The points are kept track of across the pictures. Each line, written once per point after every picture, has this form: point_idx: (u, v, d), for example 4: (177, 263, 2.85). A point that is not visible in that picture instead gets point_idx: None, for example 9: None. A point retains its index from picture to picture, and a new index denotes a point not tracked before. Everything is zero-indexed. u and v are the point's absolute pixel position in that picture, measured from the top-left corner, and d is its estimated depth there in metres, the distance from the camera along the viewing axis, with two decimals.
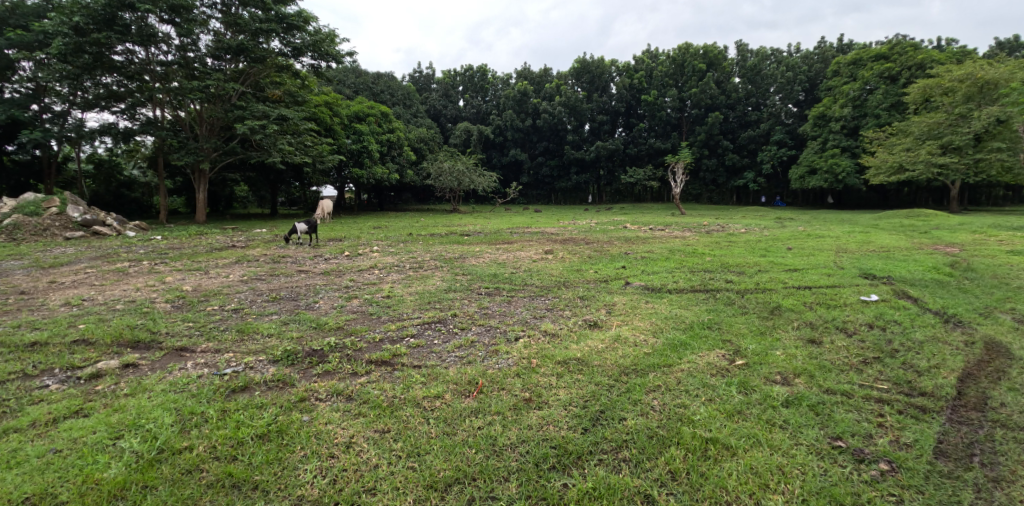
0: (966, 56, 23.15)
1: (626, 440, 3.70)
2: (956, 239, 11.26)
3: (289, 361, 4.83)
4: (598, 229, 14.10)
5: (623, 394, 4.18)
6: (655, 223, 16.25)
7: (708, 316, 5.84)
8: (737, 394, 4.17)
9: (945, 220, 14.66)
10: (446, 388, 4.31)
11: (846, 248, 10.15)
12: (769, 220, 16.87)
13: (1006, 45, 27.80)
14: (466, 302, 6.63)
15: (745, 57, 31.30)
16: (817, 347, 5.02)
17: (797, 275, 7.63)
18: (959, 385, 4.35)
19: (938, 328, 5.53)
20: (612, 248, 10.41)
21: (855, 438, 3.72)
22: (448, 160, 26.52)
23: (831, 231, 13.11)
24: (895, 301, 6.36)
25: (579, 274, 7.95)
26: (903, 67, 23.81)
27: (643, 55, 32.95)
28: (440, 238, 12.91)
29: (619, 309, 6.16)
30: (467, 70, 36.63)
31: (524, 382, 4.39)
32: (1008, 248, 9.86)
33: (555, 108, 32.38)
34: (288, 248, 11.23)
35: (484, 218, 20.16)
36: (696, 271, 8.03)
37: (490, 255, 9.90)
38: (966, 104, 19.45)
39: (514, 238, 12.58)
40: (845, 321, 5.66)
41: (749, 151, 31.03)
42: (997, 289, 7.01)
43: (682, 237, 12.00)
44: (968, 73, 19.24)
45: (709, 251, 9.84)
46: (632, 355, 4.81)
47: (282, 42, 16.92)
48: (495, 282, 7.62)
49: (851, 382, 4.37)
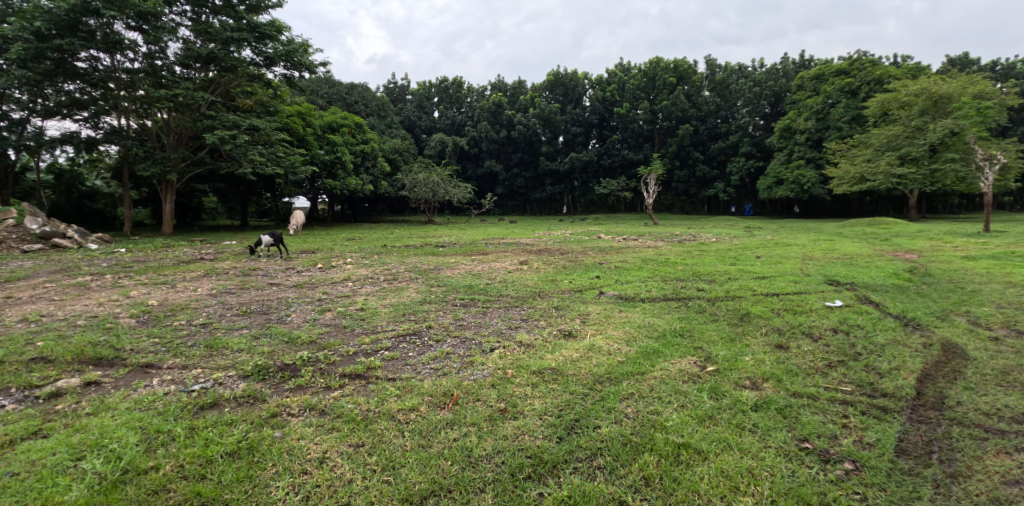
0: (920, 73, 24.28)
1: (600, 448, 3.73)
2: (914, 246, 11.73)
3: (260, 375, 4.74)
4: (572, 240, 14.26)
5: (597, 402, 4.22)
6: (628, 233, 16.59)
7: (680, 323, 5.95)
8: (708, 399, 4.26)
9: (904, 228, 15.28)
10: (420, 400, 4.30)
11: (812, 255, 10.49)
12: (739, 230, 17.29)
13: (958, 62, 29.20)
14: (442, 313, 6.61)
15: (714, 71, 32.23)
16: (784, 352, 5.16)
17: (765, 283, 7.84)
18: (918, 386, 4.54)
19: (898, 331, 5.75)
20: (586, 258, 10.53)
21: (821, 439, 3.83)
22: (423, 172, 26.33)
23: (798, 240, 13.48)
24: (859, 307, 6.59)
25: (554, 285, 7.99)
26: (862, 82, 24.81)
27: (616, 68, 33.61)
28: (415, 250, 12.87)
29: (593, 318, 6.21)
30: (442, 81, 36.70)
31: (500, 392, 4.40)
32: (963, 254, 10.33)
33: (529, 120, 32.47)
34: (259, 261, 11.03)
35: (461, 228, 20.19)
36: (669, 279, 8.19)
37: (465, 266, 9.90)
38: (921, 117, 20.62)
39: (490, 249, 12.59)
40: (811, 327, 5.83)
41: (719, 162, 31.79)
42: (953, 293, 7.34)
43: (655, 247, 12.21)
44: (923, 88, 20.26)
45: (682, 260, 10.08)
46: (606, 363, 4.87)
47: (254, 51, 16.69)
48: (471, 293, 7.61)
49: (816, 385, 4.51)
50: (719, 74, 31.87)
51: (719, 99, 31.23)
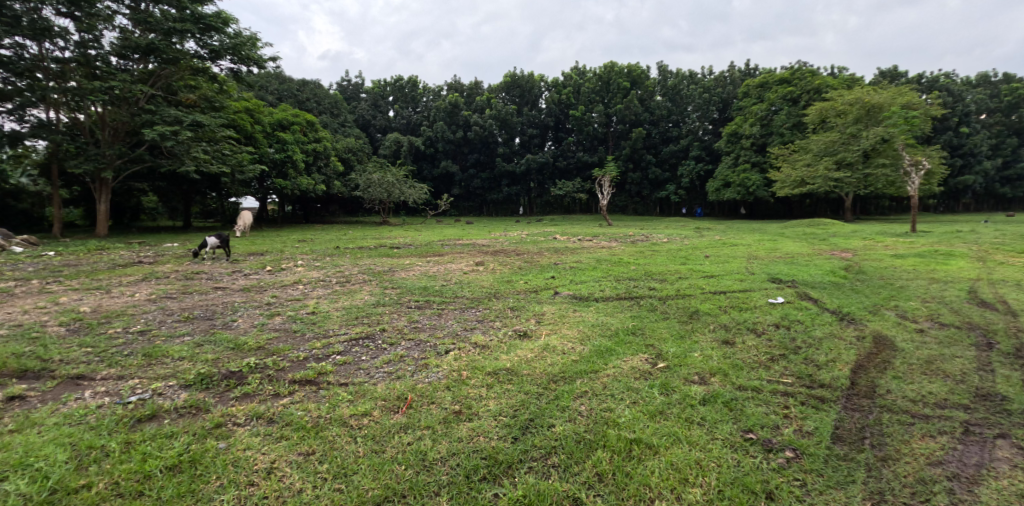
0: (854, 83, 25.81)
1: (554, 446, 3.77)
2: (849, 245, 12.46)
3: (204, 384, 4.52)
4: (528, 241, 14.35)
5: (551, 401, 4.26)
6: (583, 234, 16.86)
7: (632, 322, 6.08)
8: (659, 395, 4.37)
9: (840, 228, 16.20)
10: (374, 405, 4.21)
11: (756, 255, 10.96)
12: (689, 230, 17.86)
13: (888, 74, 31.23)
14: (396, 316, 6.51)
15: (666, 77, 33.21)
16: (730, 347, 5.36)
17: (713, 281, 8.13)
18: (852, 376, 4.82)
19: (835, 325, 6.09)
20: (542, 259, 10.61)
21: (764, 429, 4.00)
22: (378, 172, 25.87)
23: (744, 240, 14.06)
24: (799, 303, 6.94)
25: (510, 285, 8.02)
26: (802, 90, 26.16)
27: (571, 72, 34.10)
28: (369, 251, 12.63)
29: (548, 318, 6.26)
30: (397, 80, 36.15)
31: (455, 394, 4.37)
32: (892, 252, 11.05)
33: (485, 121, 32.39)
34: (203, 264, 10.52)
35: (417, 229, 19.96)
36: (622, 279, 8.36)
37: (421, 268, 9.79)
38: (856, 125, 22.01)
39: (446, 250, 12.50)
40: (755, 323, 6.09)
41: (670, 165, 32.73)
42: (884, 288, 7.83)
43: (609, 248, 12.45)
44: (857, 98, 21.59)
45: (635, 259, 10.32)
46: (560, 362, 4.92)
47: (198, 43, 15.97)
48: (426, 294, 7.53)
49: (760, 378, 4.70)
50: (670, 79, 32.86)
51: (670, 104, 32.19)
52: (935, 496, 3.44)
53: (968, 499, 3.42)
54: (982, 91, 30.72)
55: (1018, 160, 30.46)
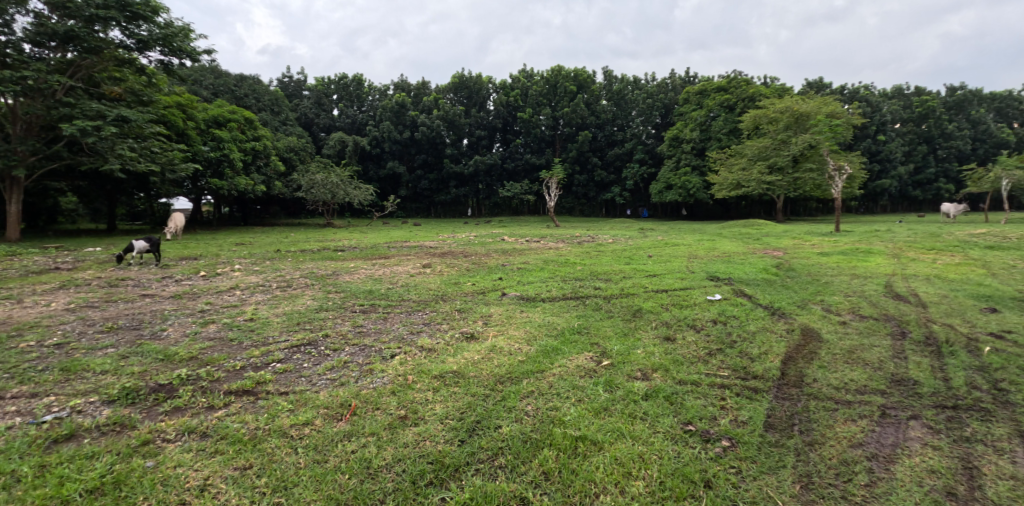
0: (784, 92, 27.42)
1: (501, 447, 3.77)
2: (780, 244, 13.22)
3: (129, 399, 4.23)
4: (477, 242, 14.34)
5: (498, 403, 4.26)
6: (531, 235, 17.01)
7: (577, 321, 6.19)
8: (603, 391, 4.47)
9: (771, 229, 17.17)
10: (316, 414, 4.07)
11: (696, 254, 11.42)
12: (633, 230, 18.42)
13: (814, 85, 33.35)
14: (339, 321, 6.33)
15: (611, 82, 34.06)
16: (671, 343, 5.56)
17: (656, 280, 8.40)
18: (783, 367, 5.10)
19: (767, 320, 6.43)
20: (490, 261, 10.63)
21: (702, 421, 4.17)
22: (321, 172, 25.09)
23: (684, 240, 14.61)
24: (734, 299, 7.29)
25: (458, 287, 7.98)
26: (738, 98, 27.52)
27: (519, 74, 34.37)
28: (312, 254, 12.23)
29: (495, 319, 6.27)
30: (342, 78, 35.20)
31: (401, 399, 4.29)
32: (818, 250, 11.81)
33: (433, 122, 32.00)
34: (128, 270, 9.85)
35: (362, 232, 19.51)
36: (568, 279, 8.49)
37: (366, 271, 9.58)
38: (786, 131, 23.45)
39: (392, 253, 12.30)
40: (694, 319, 6.34)
41: (615, 168, 33.60)
42: (811, 284, 8.35)
43: (556, 248, 12.63)
44: (787, 106, 22.97)
45: (581, 260, 10.51)
46: (507, 363, 4.94)
47: (124, 33, 14.95)
48: (371, 298, 7.37)
49: (699, 372, 4.90)
50: (616, 84, 33.75)
51: (615, 108, 33.05)
52: (855, 476, 3.69)
53: (885, 476, 3.69)
54: (895, 102, 33.33)
55: (926, 165, 33.26)
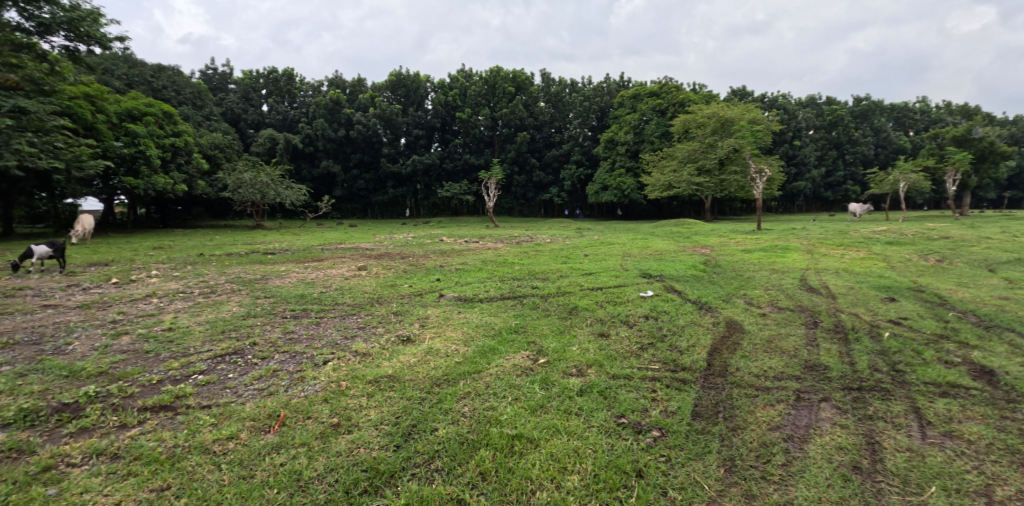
0: (711, 98, 28.93)
1: (437, 450, 3.74)
2: (707, 242, 13.94)
3: (26, 422, 3.86)
4: (414, 244, 14.13)
5: (434, 405, 4.23)
6: (470, 235, 16.97)
7: (515, 321, 6.25)
8: (539, 390, 4.54)
9: (699, 227, 18.06)
10: (241, 426, 3.88)
11: (630, 252, 11.82)
12: (571, 230, 18.78)
13: (738, 92, 35.37)
14: (269, 327, 6.04)
15: (548, 84, 34.60)
16: (605, 339, 5.73)
17: (591, 278, 8.63)
18: (709, 358, 5.38)
19: (694, 314, 6.76)
20: (427, 262, 10.49)
21: (634, 413, 4.33)
22: (250, 171, 23.84)
23: (619, 239, 15.07)
24: (665, 295, 7.61)
25: (394, 290, 7.83)
26: (669, 103, 28.75)
27: (457, 74, 34.22)
28: (239, 258, 11.60)
29: (432, 321, 6.21)
30: (272, 72, 33.55)
31: (333, 407, 4.17)
32: (741, 247, 12.55)
33: (369, 120, 31.13)
34: (26, 278, 8.93)
35: (294, 234, 18.70)
36: (506, 279, 8.54)
37: (298, 275, 9.21)
38: (713, 136, 24.71)
39: (326, 256, 11.88)
40: (628, 315, 6.56)
41: (553, 169, 34.16)
42: (735, 279, 8.87)
43: (494, 249, 12.65)
44: (714, 112, 24.25)
45: (519, 260, 10.60)
46: (444, 365, 4.90)
47: (22, 14, 13.48)
48: (303, 303, 7.09)
49: (632, 366, 5.08)
50: (553, 87, 34.32)
51: (553, 110, 33.63)
52: (774, 456, 3.96)
53: (799, 455, 3.98)
54: (809, 110, 35.92)
55: (836, 169, 36.09)
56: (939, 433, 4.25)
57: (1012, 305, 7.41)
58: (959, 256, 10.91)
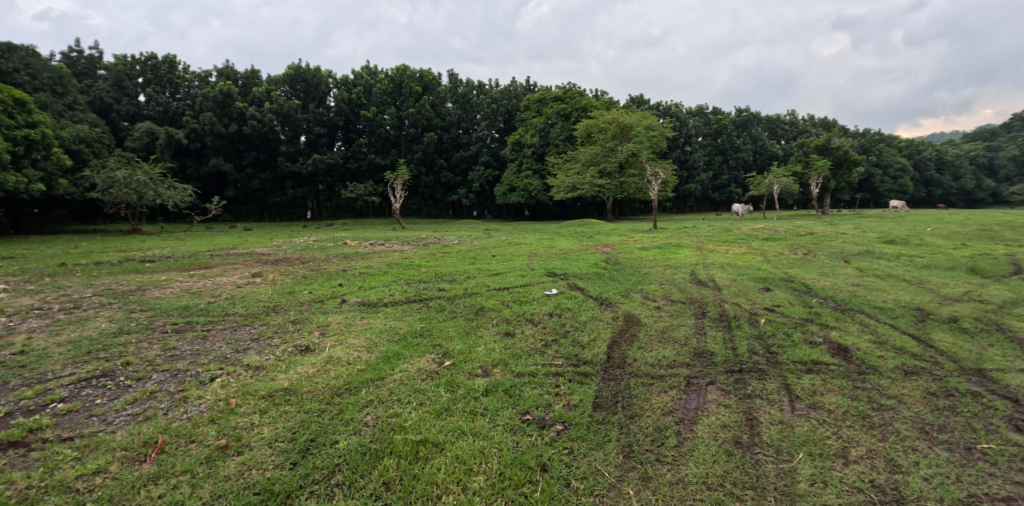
0: (611, 105, 30.51)
1: (337, 464, 3.64)
2: (608, 241, 14.69)
3: None
4: (316, 247, 13.49)
5: (335, 416, 4.08)
6: (375, 238, 16.49)
7: (421, 324, 6.18)
8: (444, 393, 4.53)
9: (601, 227, 18.98)
10: (111, 458, 3.56)
11: (536, 252, 12.13)
12: (479, 232, 18.90)
13: (636, 99, 37.53)
14: (146, 345, 5.46)
15: (456, 85, 34.56)
16: (511, 338, 5.85)
17: (498, 278, 8.75)
18: (609, 351, 5.68)
19: (595, 310, 7.10)
20: (329, 266, 10.06)
21: (538, 409, 4.46)
22: (124, 169, 21.37)
23: (526, 239, 15.41)
24: (569, 293, 7.90)
25: (292, 297, 7.43)
26: (573, 108, 30.04)
27: (362, 71, 33.09)
28: (110, 268, 10.37)
29: (333, 329, 5.97)
30: (150, 58, 30.11)
31: (220, 427, 3.90)
32: (638, 245, 13.35)
33: (264, 115, 28.97)
34: None
35: (178, 239, 17.09)
36: (412, 282, 8.41)
37: (181, 284, 8.41)
38: (614, 140, 26.06)
39: (215, 262, 10.98)
40: (532, 314, 6.74)
41: (461, 170, 34.11)
42: (633, 276, 9.42)
43: (401, 251, 12.42)
44: (614, 118, 25.56)
45: (425, 262, 10.48)
46: (345, 374, 4.73)
47: None
48: (187, 315, 6.50)
49: (536, 364, 5.23)
50: (461, 88, 34.34)
51: (461, 111, 33.63)
52: (667, 439, 4.26)
53: (689, 436, 4.32)
54: (698, 118, 39.02)
55: (721, 172, 39.46)
56: (804, 405, 4.82)
57: (862, 291, 8.56)
58: (821, 249, 12.39)
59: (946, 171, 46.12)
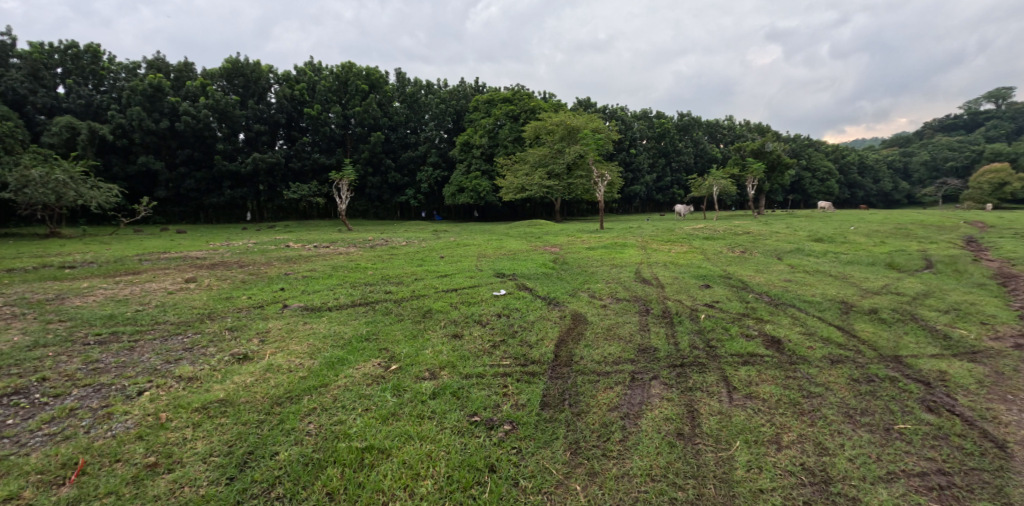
0: (559, 107, 31.01)
1: (277, 476, 3.56)
2: (556, 241, 14.92)
3: None
4: (256, 251, 12.97)
5: (275, 427, 3.96)
6: (320, 240, 16.03)
7: (366, 328, 6.06)
8: (391, 397, 4.47)
9: (550, 227, 19.25)
10: (24, 484, 3.37)
11: (485, 253, 12.15)
12: (428, 233, 18.72)
13: (583, 102, 38.26)
14: (65, 358, 5.08)
15: (403, 85, 34.10)
16: (459, 340, 5.83)
17: (446, 280, 8.70)
18: (556, 350, 5.78)
19: (543, 309, 7.19)
20: (270, 270, 9.70)
21: (486, 410, 4.48)
22: (41, 166, 19.62)
23: (475, 240, 15.41)
24: (517, 293, 7.96)
25: (229, 303, 7.10)
26: (521, 109, 30.56)
27: (305, 67, 32.03)
28: (22, 274, 9.54)
29: (273, 335, 5.75)
30: (70, 47, 27.73)
31: (149, 444, 3.73)
32: (586, 245, 13.63)
33: (198, 111, 27.40)
34: None
35: (102, 243, 15.96)
36: (358, 285, 8.23)
37: (105, 292, 7.86)
38: (561, 142, 26.49)
39: (144, 267, 10.33)
40: (481, 315, 6.75)
41: (409, 171, 33.63)
42: (580, 275, 9.61)
43: (347, 254, 12.14)
44: (561, 120, 25.95)
45: (372, 264, 10.29)
46: (286, 382, 4.57)
47: None
48: (112, 325, 6.08)
49: (484, 365, 5.24)
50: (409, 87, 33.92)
51: (409, 111, 33.23)
52: (613, 434, 4.38)
53: (633, 430, 4.46)
54: (642, 122, 40.25)
55: (664, 175, 40.86)
56: (741, 396, 5.08)
57: (793, 286, 9.11)
58: (756, 248, 13.07)
59: (867, 174, 49.64)
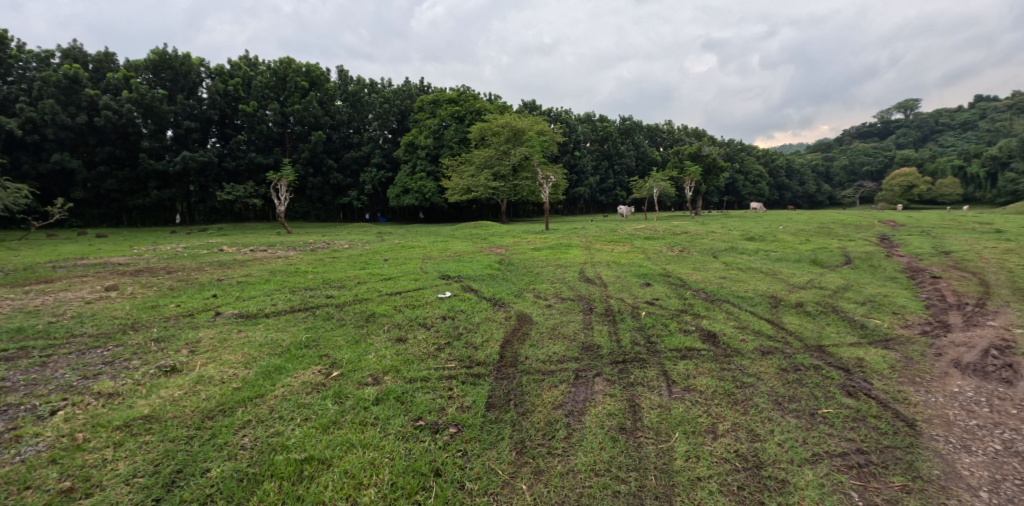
0: (505, 109, 31.19)
1: (209, 495, 3.43)
2: (502, 242, 15.00)
3: None
4: (186, 255, 12.26)
5: (206, 442, 3.79)
6: (257, 244, 15.36)
7: (305, 334, 5.88)
8: (331, 405, 4.36)
9: (496, 229, 19.35)
10: None
11: (430, 255, 12.04)
12: (372, 235, 18.33)
13: (528, 104, 38.62)
14: None
15: (345, 83, 33.23)
16: (403, 344, 5.76)
17: (390, 283, 8.57)
18: (501, 350, 5.82)
19: (488, 310, 7.23)
20: (201, 276, 9.21)
21: (431, 414, 4.46)
22: None
23: (420, 242, 15.24)
24: (463, 295, 7.95)
25: (155, 312, 6.69)
26: (467, 111, 30.57)
27: (239, 61, 30.55)
28: None
29: (204, 345, 5.47)
30: None
31: (64, 468, 3.50)
32: (531, 246, 13.79)
33: (121, 106, 25.53)
34: None
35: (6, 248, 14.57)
36: (297, 290, 7.96)
37: (10, 302, 7.19)
38: (507, 144, 26.64)
39: (57, 275, 9.53)
40: (425, 318, 6.69)
41: (352, 171, 32.80)
42: (526, 276, 9.71)
43: (285, 258, 11.70)
44: (507, 122, 26.08)
45: (312, 268, 9.97)
46: (218, 395, 4.37)
47: None
48: (19, 339, 5.58)
49: (428, 368, 5.21)
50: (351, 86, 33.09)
51: (351, 110, 32.44)
52: (557, 432, 4.47)
53: (578, 427, 4.57)
54: (586, 125, 41.13)
55: (607, 176, 41.91)
56: (679, 389, 5.31)
57: (727, 283, 9.59)
58: (694, 247, 13.66)
59: (794, 177, 52.94)
